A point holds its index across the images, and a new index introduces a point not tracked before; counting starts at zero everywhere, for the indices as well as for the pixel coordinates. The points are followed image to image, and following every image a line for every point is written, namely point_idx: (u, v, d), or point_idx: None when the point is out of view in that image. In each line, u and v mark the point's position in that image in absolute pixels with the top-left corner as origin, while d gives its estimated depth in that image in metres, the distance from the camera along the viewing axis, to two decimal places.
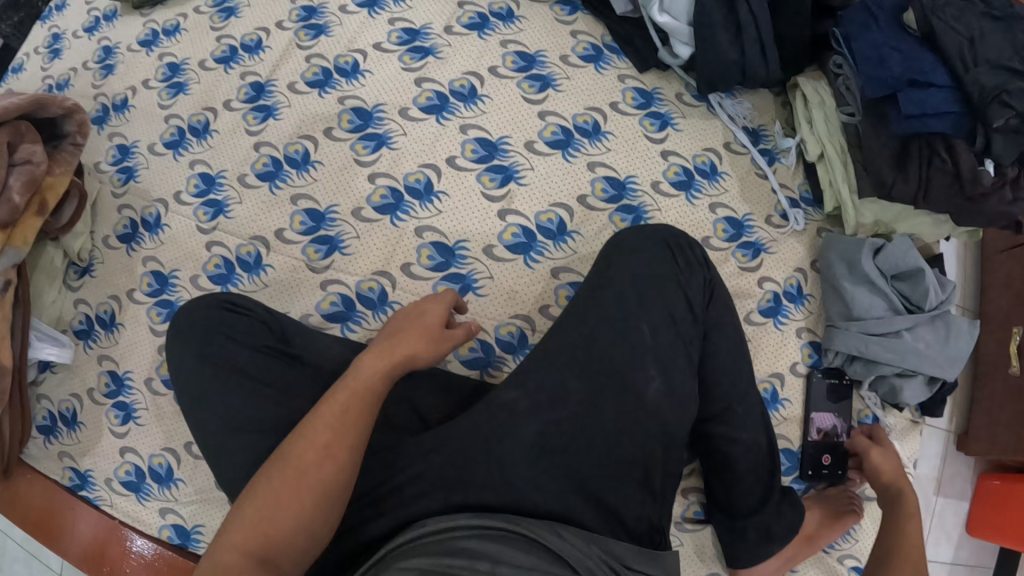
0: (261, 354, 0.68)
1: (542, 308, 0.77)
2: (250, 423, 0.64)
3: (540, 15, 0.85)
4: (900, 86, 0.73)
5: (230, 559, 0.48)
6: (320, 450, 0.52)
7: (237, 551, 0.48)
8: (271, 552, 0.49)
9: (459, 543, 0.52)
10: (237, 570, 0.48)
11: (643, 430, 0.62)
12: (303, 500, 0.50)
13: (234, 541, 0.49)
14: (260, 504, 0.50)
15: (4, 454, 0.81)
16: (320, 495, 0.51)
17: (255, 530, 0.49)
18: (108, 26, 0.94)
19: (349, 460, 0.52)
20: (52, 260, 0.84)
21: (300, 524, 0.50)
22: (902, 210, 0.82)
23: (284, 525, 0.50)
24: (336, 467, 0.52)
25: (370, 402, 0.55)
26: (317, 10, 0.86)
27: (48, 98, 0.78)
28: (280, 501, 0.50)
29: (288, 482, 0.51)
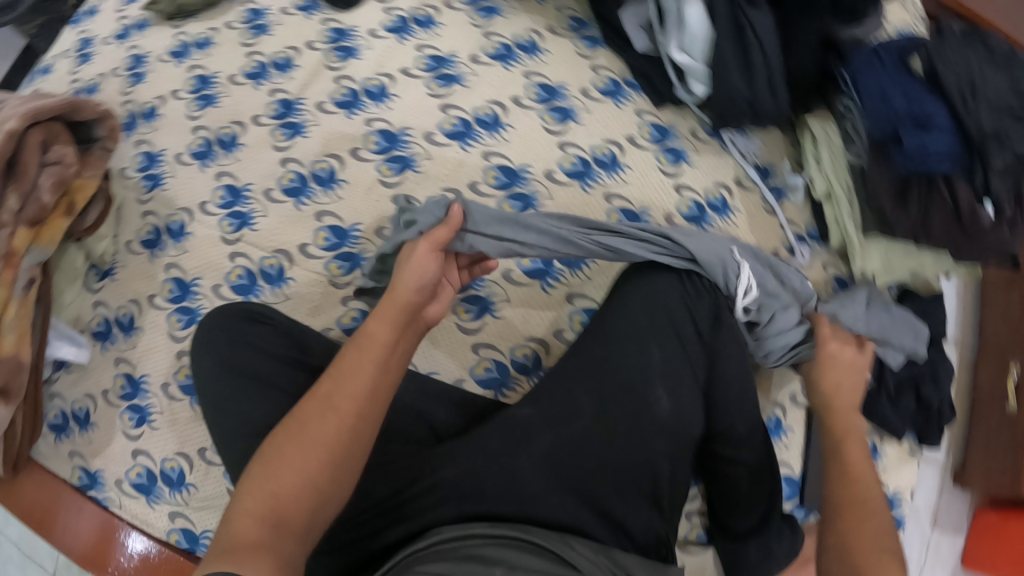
0: (283, 363, 0.71)
1: (556, 331, 0.79)
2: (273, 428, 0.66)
3: (563, 49, 0.88)
4: (904, 125, 0.76)
5: (245, 525, 0.49)
6: (321, 404, 0.54)
7: (251, 516, 0.50)
8: (281, 512, 0.50)
9: (464, 549, 0.55)
10: (252, 535, 0.49)
11: (650, 449, 0.68)
12: (316, 456, 0.52)
13: (246, 506, 0.50)
14: (275, 469, 0.52)
15: (16, 450, 0.83)
16: (328, 450, 0.52)
17: (272, 492, 0.51)
18: (138, 34, 0.97)
19: (355, 411, 0.54)
20: (73, 262, 0.86)
21: (306, 479, 0.51)
22: (903, 248, 0.85)
23: (288, 480, 0.51)
24: (342, 417, 0.54)
25: (387, 353, 0.56)
26: (347, 33, 0.89)
27: (84, 103, 0.80)
28: (291, 461, 0.52)
29: (293, 440, 0.53)
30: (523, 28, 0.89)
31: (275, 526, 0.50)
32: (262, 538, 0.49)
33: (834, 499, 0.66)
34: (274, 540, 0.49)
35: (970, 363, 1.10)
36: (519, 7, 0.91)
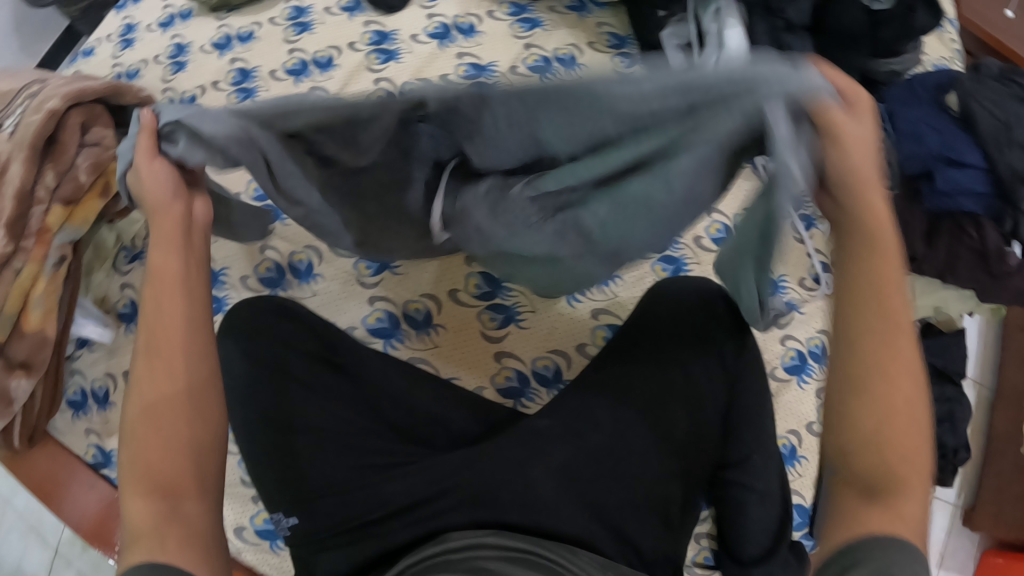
0: (312, 361, 0.76)
1: (579, 346, 0.79)
2: (297, 426, 0.72)
3: (601, 65, 0.90)
4: (937, 164, 0.76)
5: (139, 508, 0.48)
6: (159, 357, 0.52)
7: (139, 496, 0.49)
8: (167, 480, 0.49)
9: (451, 558, 0.59)
10: (144, 515, 0.48)
11: (665, 466, 0.69)
12: (172, 418, 0.51)
13: (136, 489, 0.49)
14: (139, 445, 0.50)
15: (33, 424, 0.83)
16: (183, 392, 0.52)
17: (149, 467, 0.49)
18: (182, 24, 0.98)
19: (189, 360, 0.53)
20: (105, 241, 0.88)
21: (184, 438, 0.51)
22: (928, 284, 0.85)
23: (157, 445, 0.50)
24: (176, 366, 0.52)
25: (185, 287, 0.54)
26: (389, 37, 0.92)
27: (126, 87, 0.82)
28: (153, 430, 0.50)
29: (148, 408, 0.51)
30: (564, 42, 0.92)
31: (168, 498, 0.49)
32: (156, 512, 0.48)
33: (863, 420, 0.48)
34: (168, 512, 0.49)
35: (988, 406, 1.09)
36: (559, 21, 0.94)
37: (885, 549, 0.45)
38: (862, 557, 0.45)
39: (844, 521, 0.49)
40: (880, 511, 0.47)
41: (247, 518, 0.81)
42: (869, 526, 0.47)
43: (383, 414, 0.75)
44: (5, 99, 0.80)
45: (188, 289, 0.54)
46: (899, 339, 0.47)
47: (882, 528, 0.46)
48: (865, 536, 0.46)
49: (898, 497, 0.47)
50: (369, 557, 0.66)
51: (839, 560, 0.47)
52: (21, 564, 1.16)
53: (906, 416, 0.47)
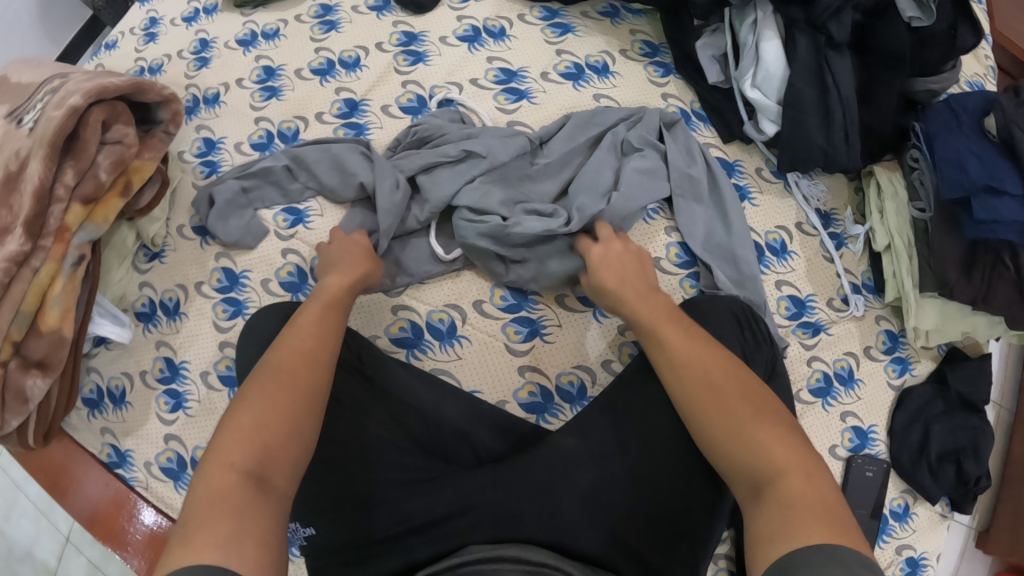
0: (341, 373, 0.75)
1: (605, 362, 0.80)
2: (327, 438, 0.70)
3: (634, 74, 0.90)
4: (976, 190, 0.74)
5: (224, 479, 0.49)
6: (296, 366, 0.58)
7: (231, 471, 0.49)
8: (265, 467, 0.51)
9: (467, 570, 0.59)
10: (232, 489, 0.48)
11: (690, 494, 0.69)
12: (277, 420, 0.54)
13: (229, 463, 0.50)
14: (244, 428, 0.53)
15: (50, 419, 0.81)
16: (299, 400, 0.56)
17: (242, 449, 0.51)
18: (206, 19, 0.97)
19: (308, 386, 0.58)
20: (124, 240, 0.86)
21: (289, 436, 0.54)
22: (957, 309, 0.83)
23: (276, 433, 0.53)
24: (292, 384, 0.57)
25: (330, 326, 0.64)
26: (418, 38, 0.92)
27: (149, 84, 0.81)
28: (263, 416, 0.54)
29: (268, 398, 0.55)
30: (596, 49, 0.92)
31: (257, 486, 0.49)
32: (243, 491, 0.48)
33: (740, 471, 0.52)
34: (253, 495, 0.48)
35: (1008, 429, 1.08)
36: (592, 27, 0.93)
37: (828, 556, 0.41)
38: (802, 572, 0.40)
39: (763, 544, 0.46)
40: (780, 526, 0.46)
41: None
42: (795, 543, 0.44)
43: (408, 428, 0.74)
44: (26, 93, 0.80)
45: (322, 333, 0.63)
46: (729, 380, 0.58)
47: (807, 539, 0.43)
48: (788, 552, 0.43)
49: (789, 512, 0.46)
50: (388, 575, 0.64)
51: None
52: (31, 549, 1.15)
53: (783, 445, 0.52)
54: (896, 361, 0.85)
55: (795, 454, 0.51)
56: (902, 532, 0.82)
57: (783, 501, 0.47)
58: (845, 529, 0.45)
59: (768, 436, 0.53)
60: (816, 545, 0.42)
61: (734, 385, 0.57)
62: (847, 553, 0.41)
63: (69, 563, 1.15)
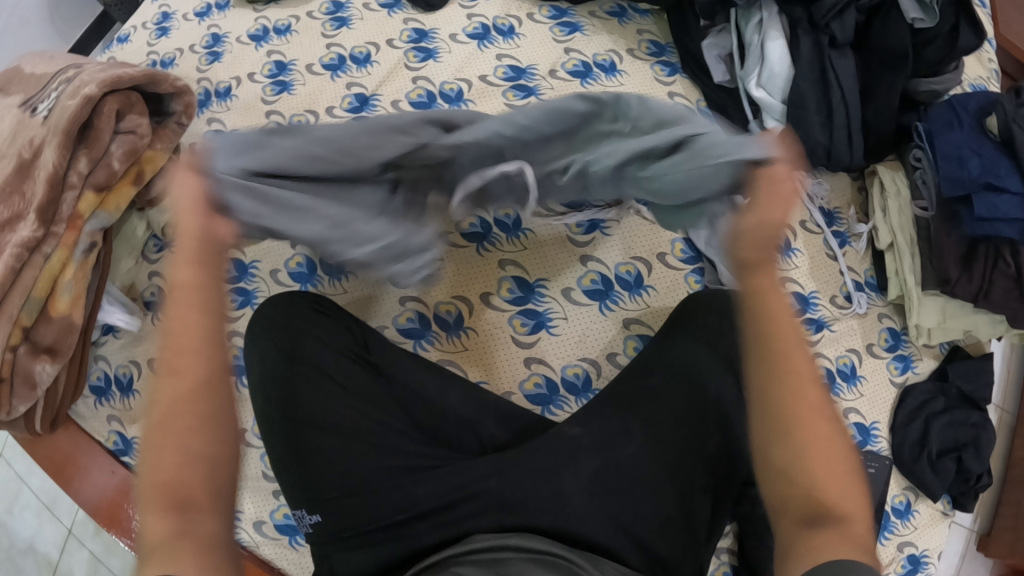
0: (344, 358, 0.75)
1: (609, 355, 0.81)
2: (331, 425, 0.71)
3: (641, 73, 0.92)
4: (976, 188, 0.76)
5: (152, 521, 0.45)
6: (191, 351, 0.50)
7: (156, 511, 0.46)
8: (189, 491, 0.47)
9: (473, 558, 0.60)
10: (163, 532, 0.45)
11: (693, 481, 0.69)
12: (194, 440, 0.48)
13: (154, 501, 0.46)
14: (157, 452, 0.48)
15: (57, 405, 0.82)
16: (202, 395, 0.50)
17: (162, 477, 0.47)
18: (219, 14, 0.98)
19: (201, 375, 0.50)
20: (134, 230, 0.87)
21: (207, 445, 0.49)
22: (959, 306, 0.83)
23: (190, 452, 0.48)
24: (188, 379, 0.49)
25: (204, 290, 0.51)
26: (428, 35, 0.93)
27: (163, 76, 0.82)
28: (172, 431, 0.48)
29: (172, 407, 0.49)
30: (603, 48, 0.93)
31: (183, 513, 0.46)
32: (175, 529, 0.45)
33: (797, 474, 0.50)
34: (184, 526, 0.46)
35: (1010, 433, 1.08)
36: (600, 26, 0.95)
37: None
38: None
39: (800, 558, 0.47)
40: (824, 540, 0.47)
41: (267, 513, 0.81)
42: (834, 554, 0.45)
43: (409, 412, 0.75)
44: (41, 82, 0.81)
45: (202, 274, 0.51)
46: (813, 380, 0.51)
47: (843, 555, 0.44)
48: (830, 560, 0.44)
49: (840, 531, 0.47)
50: (389, 558, 0.66)
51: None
52: (34, 541, 1.15)
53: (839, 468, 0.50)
54: (899, 359, 0.86)
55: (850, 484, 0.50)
56: (905, 529, 0.82)
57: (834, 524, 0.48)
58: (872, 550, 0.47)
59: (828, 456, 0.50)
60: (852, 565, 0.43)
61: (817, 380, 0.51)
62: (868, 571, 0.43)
63: (71, 558, 1.14)
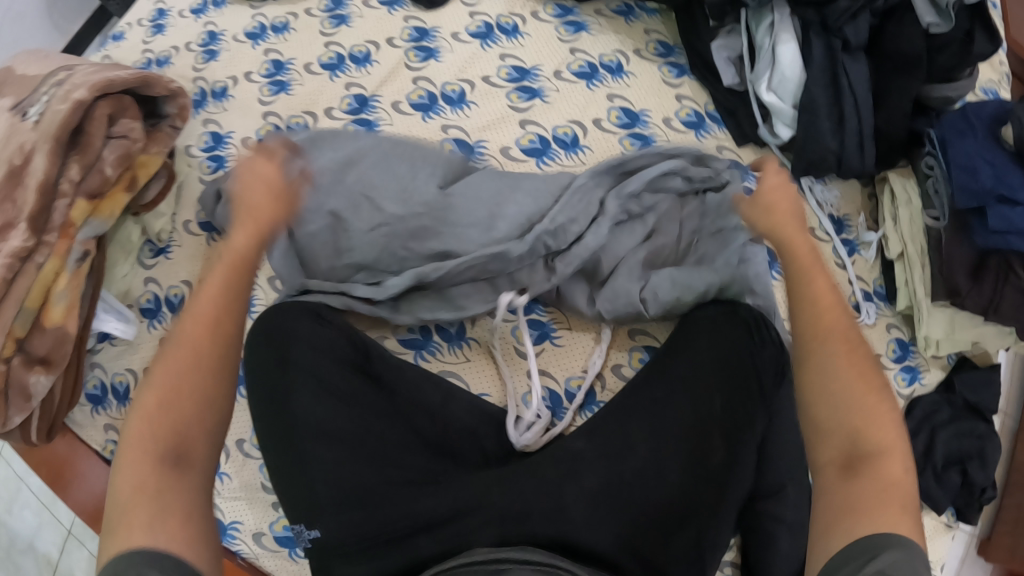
0: (344, 370, 0.73)
1: (614, 367, 0.80)
2: (333, 435, 0.69)
3: (647, 74, 0.89)
4: (990, 200, 0.74)
5: (138, 472, 0.50)
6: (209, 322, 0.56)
7: (145, 462, 0.50)
8: (182, 448, 0.52)
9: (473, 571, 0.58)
10: (153, 480, 0.49)
11: (699, 496, 0.68)
12: (213, 396, 0.54)
13: (143, 452, 0.51)
14: (151, 411, 0.52)
15: (53, 414, 0.80)
16: (217, 362, 0.55)
17: (155, 433, 0.51)
18: (215, 12, 0.96)
19: (214, 340, 0.56)
20: (129, 235, 0.85)
21: (208, 405, 0.54)
22: (968, 318, 0.82)
23: (188, 415, 0.53)
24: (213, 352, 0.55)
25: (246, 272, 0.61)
26: (429, 33, 0.91)
27: (155, 78, 0.79)
28: (178, 391, 0.53)
29: (182, 367, 0.54)
30: (609, 48, 0.90)
31: (177, 465, 0.51)
32: (164, 477, 0.50)
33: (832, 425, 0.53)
34: (173, 478, 0.50)
35: (1013, 438, 1.08)
36: (606, 25, 0.92)
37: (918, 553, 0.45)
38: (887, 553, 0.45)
39: (837, 531, 0.48)
40: (865, 506, 0.49)
41: (267, 524, 0.80)
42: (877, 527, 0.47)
43: (412, 425, 0.74)
44: (32, 84, 0.78)
45: (239, 273, 0.60)
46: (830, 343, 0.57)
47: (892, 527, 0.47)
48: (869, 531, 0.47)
49: (885, 496, 0.49)
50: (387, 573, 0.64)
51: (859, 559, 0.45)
52: (34, 542, 1.15)
53: (885, 428, 0.52)
54: (906, 370, 0.84)
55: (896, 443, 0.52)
56: None
57: (876, 484, 0.50)
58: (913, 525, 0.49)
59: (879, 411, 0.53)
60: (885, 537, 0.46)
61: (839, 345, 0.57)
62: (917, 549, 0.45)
63: (71, 557, 1.13)
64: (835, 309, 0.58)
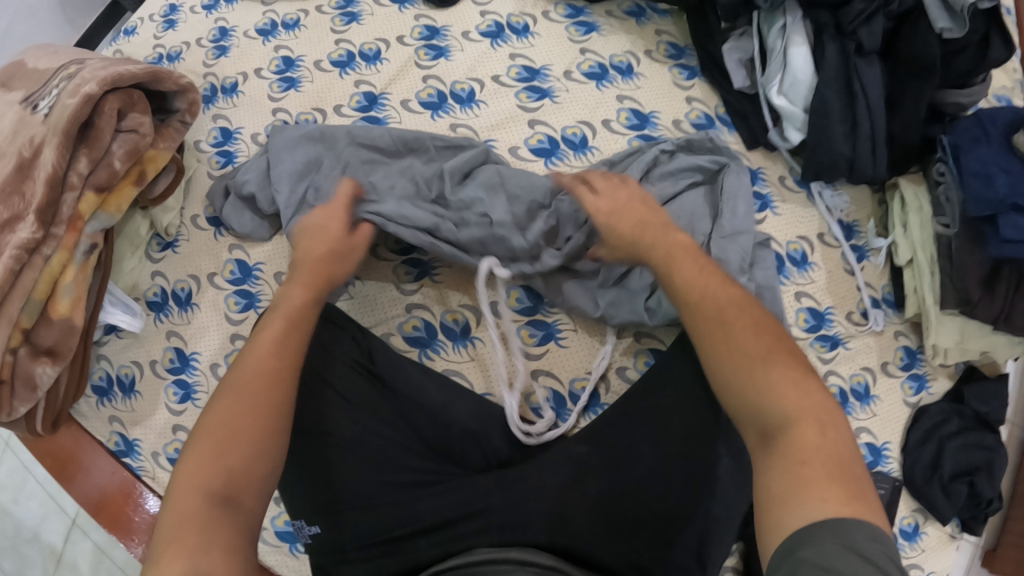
0: (349, 371, 0.74)
1: (618, 369, 0.79)
2: (342, 438, 0.70)
3: (658, 76, 0.89)
4: (1003, 209, 0.73)
5: (190, 502, 0.49)
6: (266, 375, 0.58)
7: (197, 490, 0.50)
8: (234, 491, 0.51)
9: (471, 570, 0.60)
10: (199, 510, 0.48)
11: (702, 507, 0.67)
12: (243, 424, 0.54)
13: (199, 482, 0.50)
14: (202, 452, 0.52)
15: (57, 406, 0.80)
16: (266, 403, 0.56)
17: (208, 472, 0.51)
18: (226, 7, 0.96)
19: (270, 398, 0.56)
20: (138, 229, 0.86)
21: (258, 449, 0.54)
22: (979, 326, 0.81)
23: (241, 456, 0.52)
24: (259, 401, 0.56)
25: (302, 325, 0.63)
26: (440, 32, 0.91)
27: (166, 73, 0.80)
28: (231, 427, 0.54)
29: (233, 410, 0.55)
30: (620, 49, 0.90)
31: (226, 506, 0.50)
32: (212, 510, 0.49)
33: (750, 407, 0.53)
34: (219, 513, 0.49)
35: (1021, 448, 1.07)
36: (617, 26, 0.92)
37: (852, 529, 0.43)
38: (806, 551, 0.42)
39: (772, 524, 0.47)
40: (789, 484, 0.47)
41: (268, 519, 0.80)
42: (811, 515, 0.45)
43: (416, 427, 0.73)
44: (43, 78, 0.79)
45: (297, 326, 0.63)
46: (741, 315, 0.58)
47: (828, 511, 0.44)
48: (801, 525, 0.44)
49: (803, 471, 0.48)
50: (390, 574, 0.65)
51: (780, 566, 0.43)
52: (38, 530, 1.15)
53: (792, 389, 0.52)
54: (914, 378, 0.83)
55: (807, 399, 0.51)
56: (913, 552, 0.80)
57: (795, 458, 0.49)
58: (860, 496, 0.46)
59: (779, 375, 0.53)
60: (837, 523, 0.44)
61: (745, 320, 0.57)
62: (853, 525, 0.43)
63: (76, 547, 1.14)
64: (727, 295, 0.60)
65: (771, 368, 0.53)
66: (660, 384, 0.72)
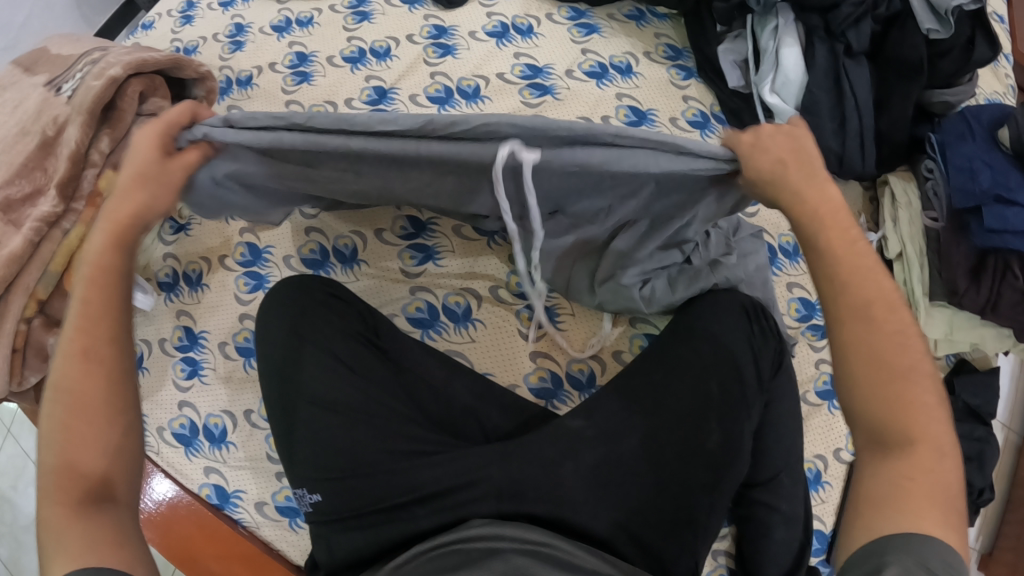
0: (353, 342, 0.76)
1: (614, 353, 0.83)
2: (340, 406, 0.71)
3: (657, 76, 0.92)
4: (986, 200, 0.76)
5: (59, 517, 0.50)
6: (85, 356, 0.53)
7: (63, 510, 0.50)
8: (103, 496, 0.51)
9: (466, 547, 0.60)
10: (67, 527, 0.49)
11: (693, 476, 0.69)
12: (85, 425, 0.52)
13: (54, 502, 0.50)
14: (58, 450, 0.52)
15: None
16: (105, 390, 0.53)
17: (70, 485, 0.51)
18: (243, 5, 1.01)
19: (104, 372, 0.53)
20: None
21: (104, 442, 0.52)
22: (968, 319, 0.84)
23: (90, 456, 0.52)
24: (91, 391, 0.52)
25: (109, 286, 0.54)
26: (447, 31, 0.95)
27: (187, 61, 0.83)
28: (76, 421, 0.52)
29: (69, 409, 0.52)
30: (620, 50, 0.94)
31: (96, 511, 0.51)
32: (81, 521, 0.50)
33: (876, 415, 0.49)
34: (93, 518, 0.50)
35: (1016, 452, 1.07)
36: (618, 29, 0.96)
37: (923, 545, 0.44)
38: (892, 558, 0.44)
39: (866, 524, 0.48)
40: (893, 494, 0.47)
41: (269, 494, 0.82)
42: (898, 527, 0.46)
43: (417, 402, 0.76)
44: (67, 63, 0.83)
45: (109, 283, 0.55)
46: (893, 303, 0.50)
47: (922, 529, 0.45)
48: (895, 532, 0.46)
49: (908, 485, 0.47)
50: (388, 542, 0.65)
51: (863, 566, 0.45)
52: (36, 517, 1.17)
53: (924, 410, 0.49)
54: None
55: (932, 424, 0.48)
56: None
57: (903, 471, 0.48)
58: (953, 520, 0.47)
59: (919, 394, 0.49)
60: (913, 538, 0.45)
61: (897, 316, 0.50)
62: (938, 545, 0.44)
63: None
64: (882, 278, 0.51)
65: (878, 372, 0.49)
66: (653, 366, 0.74)
